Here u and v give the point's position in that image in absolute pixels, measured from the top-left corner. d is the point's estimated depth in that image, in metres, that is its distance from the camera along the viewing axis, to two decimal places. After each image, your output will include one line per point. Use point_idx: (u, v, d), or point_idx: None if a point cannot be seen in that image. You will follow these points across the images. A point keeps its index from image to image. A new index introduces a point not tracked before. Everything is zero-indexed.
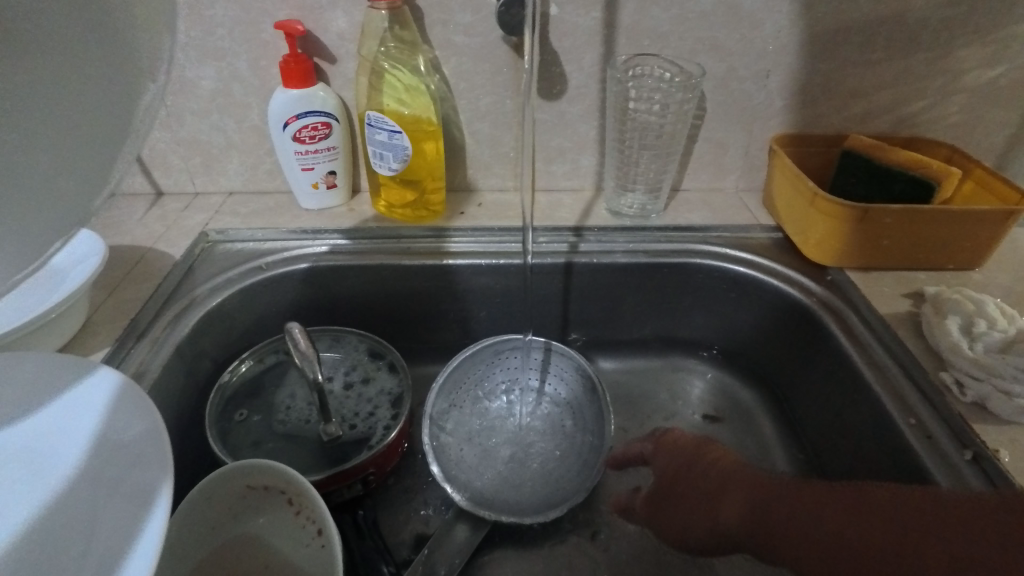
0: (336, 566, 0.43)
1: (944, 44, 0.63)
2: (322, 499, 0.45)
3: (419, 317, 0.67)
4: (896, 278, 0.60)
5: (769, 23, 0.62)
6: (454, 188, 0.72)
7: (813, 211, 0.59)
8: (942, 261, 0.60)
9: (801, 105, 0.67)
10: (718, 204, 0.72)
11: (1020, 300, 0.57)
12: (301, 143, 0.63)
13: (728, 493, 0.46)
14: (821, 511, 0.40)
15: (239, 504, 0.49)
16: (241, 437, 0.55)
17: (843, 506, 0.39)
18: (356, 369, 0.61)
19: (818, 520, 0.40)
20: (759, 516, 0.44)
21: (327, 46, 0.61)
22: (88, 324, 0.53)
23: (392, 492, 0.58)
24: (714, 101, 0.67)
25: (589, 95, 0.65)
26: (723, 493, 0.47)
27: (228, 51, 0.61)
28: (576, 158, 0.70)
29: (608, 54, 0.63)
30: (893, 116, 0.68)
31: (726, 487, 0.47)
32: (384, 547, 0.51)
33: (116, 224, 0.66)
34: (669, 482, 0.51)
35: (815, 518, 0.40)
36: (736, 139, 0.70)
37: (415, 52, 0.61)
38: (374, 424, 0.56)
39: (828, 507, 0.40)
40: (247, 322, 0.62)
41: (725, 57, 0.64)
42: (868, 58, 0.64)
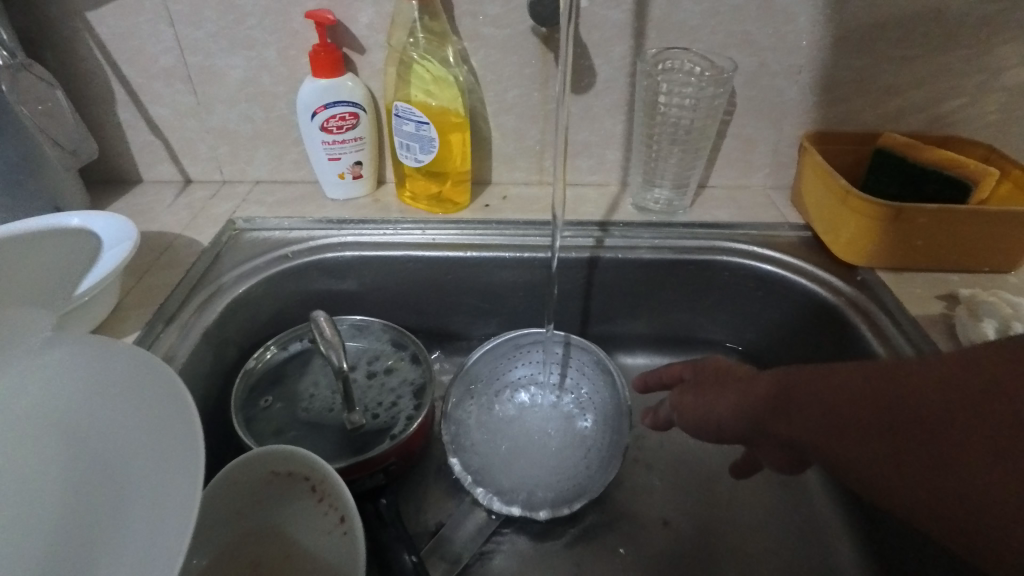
0: (359, 553, 0.43)
1: (984, 41, 0.61)
2: (345, 486, 0.46)
3: (442, 308, 0.67)
4: (929, 279, 0.58)
5: (803, 18, 0.61)
6: (479, 181, 0.72)
7: (845, 209, 0.58)
8: (976, 263, 0.58)
9: (833, 102, 0.66)
10: (745, 201, 0.71)
11: None
12: (328, 133, 0.63)
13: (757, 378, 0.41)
14: (859, 382, 0.34)
15: (262, 490, 0.49)
16: (265, 423, 0.56)
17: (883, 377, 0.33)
18: (379, 359, 0.61)
19: (854, 387, 0.34)
20: (782, 396, 0.38)
21: (356, 36, 0.61)
22: (118, 308, 0.54)
23: (413, 483, 0.58)
24: (744, 96, 0.66)
25: (617, 88, 0.65)
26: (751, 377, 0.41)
27: (258, 40, 0.62)
28: (602, 152, 0.70)
29: (638, 47, 0.62)
30: (928, 114, 0.67)
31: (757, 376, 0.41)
32: (404, 537, 0.50)
33: (144, 210, 0.67)
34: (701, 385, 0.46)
35: (848, 387, 0.34)
36: (766, 136, 0.69)
37: (444, 43, 0.61)
38: (397, 414, 0.56)
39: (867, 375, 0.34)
40: (272, 310, 0.62)
41: (757, 52, 0.63)
42: (904, 54, 0.63)
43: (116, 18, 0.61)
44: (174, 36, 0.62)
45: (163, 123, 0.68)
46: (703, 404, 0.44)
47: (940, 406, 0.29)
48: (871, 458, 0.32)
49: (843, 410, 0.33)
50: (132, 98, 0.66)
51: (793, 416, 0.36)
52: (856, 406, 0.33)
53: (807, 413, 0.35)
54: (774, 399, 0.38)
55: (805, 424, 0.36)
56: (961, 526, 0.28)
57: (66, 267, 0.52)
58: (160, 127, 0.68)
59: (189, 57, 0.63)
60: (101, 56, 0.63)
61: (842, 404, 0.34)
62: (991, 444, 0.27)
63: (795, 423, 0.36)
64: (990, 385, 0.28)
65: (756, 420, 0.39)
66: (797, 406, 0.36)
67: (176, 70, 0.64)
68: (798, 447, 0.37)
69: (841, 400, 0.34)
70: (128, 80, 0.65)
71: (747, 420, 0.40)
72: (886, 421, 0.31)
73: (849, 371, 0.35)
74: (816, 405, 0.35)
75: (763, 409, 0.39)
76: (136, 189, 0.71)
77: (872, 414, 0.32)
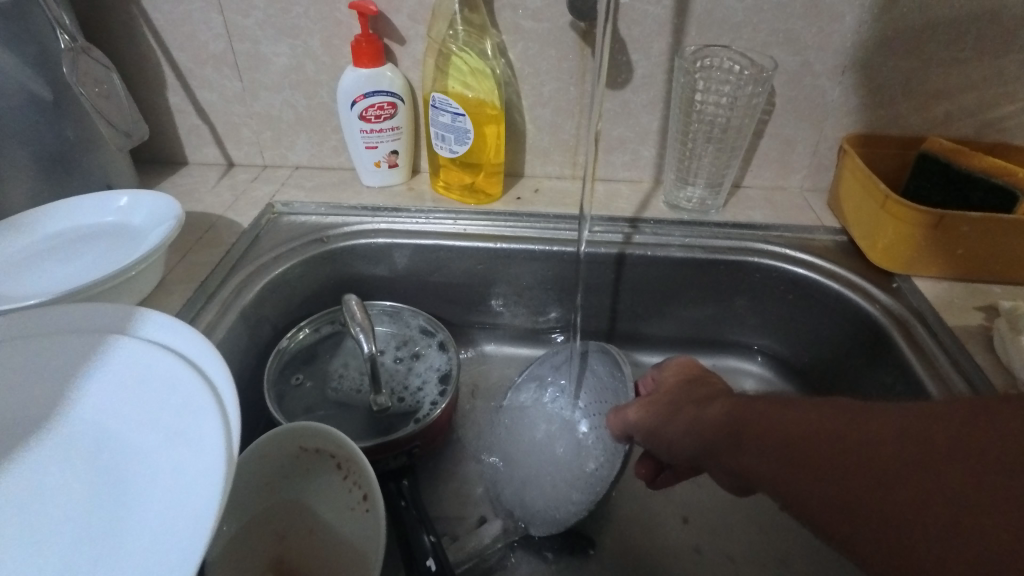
0: (377, 530, 0.44)
1: None
2: (370, 466, 0.47)
3: (470, 298, 0.68)
4: (969, 290, 0.57)
5: (850, 17, 0.59)
6: (512, 174, 0.72)
7: (884, 215, 0.57)
8: (1021, 274, 0.56)
9: (879, 104, 0.64)
10: (781, 203, 0.70)
11: None
12: (367, 122, 0.64)
13: (716, 404, 0.43)
14: (814, 424, 0.36)
15: (290, 464, 0.51)
16: (296, 401, 0.58)
17: (845, 420, 0.35)
18: (407, 345, 0.62)
19: (808, 429, 0.36)
20: (739, 427, 0.40)
21: (397, 27, 0.62)
22: (162, 284, 0.56)
23: (435, 467, 0.59)
24: (784, 96, 0.65)
25: (654, 85, 0.64)
26: (710, 405, 0.44)
27: (303, 29, 0.63)
28: (636, 149, 0.70)
29: (677, 44, 0.62)
30: (979, 120, 0.64)
31: (716, 402, 0.44)
32: (423, 518, 0.51)
33: (189, 191, 0.70)
34: (675, 399, 0.48)
35: (804, 427, 0.36)
36: (805, 137, 0.68)
37: (483, 36, 0.61)
38: (421, 399, 0.57)
39: (828, 419, 0.35)
40: (307, 292, 0.64)
41: (800, 51, 0.62)
42: (955, 56, 0.61)
43: (170, 4, 0.63)
44: (224, 24, 0.64)
45: (210, 108, 0.70)
46: (669, 420, 0.47)
47: (885, 456, 0.32)
48: (829, 503, 0.33)
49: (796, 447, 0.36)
50: (181, 83, 0.68)
51: (746, 448, 0.38)
52: (808, 446, 0.35)
53: (763, 447, 0.37)
54: (730, 426, 0.40)
55: (755, 457, 0.38)
56: (890, 570, 0.30)
57: (114, 244, 0.54)
58: (207, 111, 0.70)
59: (237, 44, 0.65)
60: (155, 41, 0.66)
61: (794, 443, 0.36)
62: (951, 504, 0.29)
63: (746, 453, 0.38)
64: (940, 445, 0.30)
65: (713, 445, 0.41)
66: (751, 437, 0.38)
67: (224, 57, 0.66)
68: (749, 480, 0.38)
69: (801, 436, 0.36)
70: (179, 66, 0.67)
71: (702, 442, 0.42)
72: (841, 466, 0.33)
73: (805, 415, 0.37)
74: (771, 439, 0.37)
75: (721, 438, 0.41)
76: (182, 171, 0.74)
77: (829, 457, 0.34)
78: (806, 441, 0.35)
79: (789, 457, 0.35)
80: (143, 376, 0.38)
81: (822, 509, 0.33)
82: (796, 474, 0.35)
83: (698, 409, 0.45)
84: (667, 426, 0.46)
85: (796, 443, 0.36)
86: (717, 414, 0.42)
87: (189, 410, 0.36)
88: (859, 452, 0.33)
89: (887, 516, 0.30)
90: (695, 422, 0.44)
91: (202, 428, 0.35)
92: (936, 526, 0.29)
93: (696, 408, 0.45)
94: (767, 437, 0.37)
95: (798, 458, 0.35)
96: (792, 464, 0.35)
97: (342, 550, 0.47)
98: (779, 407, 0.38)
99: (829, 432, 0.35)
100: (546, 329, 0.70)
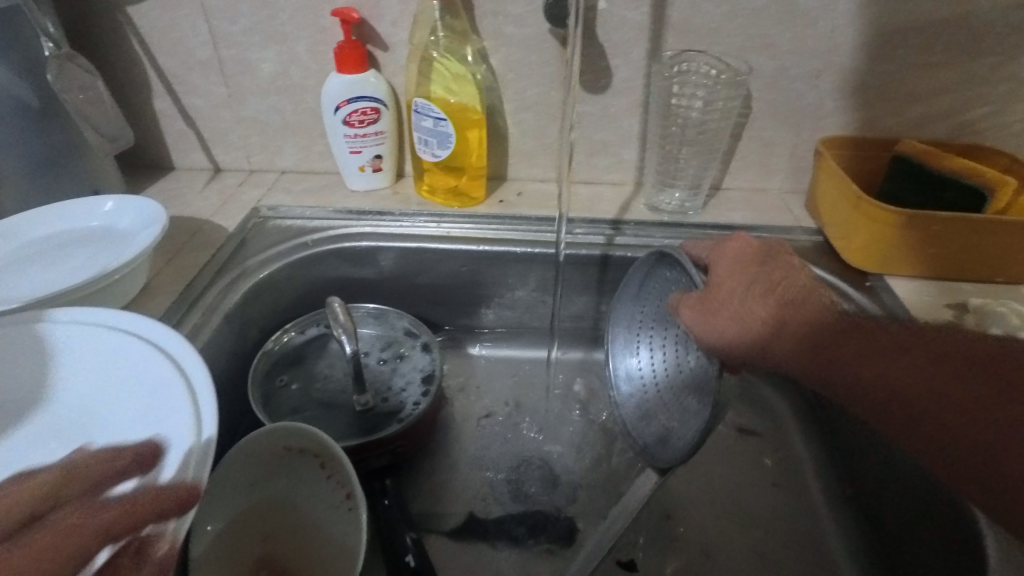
0: (360, 528, 0.46)
1: (1011, 49, 0.61)
2: (350, 465, 0.48)
3: (455, 299, 0.69)
4: (941, 288, 0.58)
5: (823, 22, 0.61)
6: (496, 177, 0.73)
7: (857, 215, 0.58)
8: (990, 273, 0.58)
9: (854, 107, 0.66)
10: (760, 205, 0.71)
11: None
12: (351, 126, 0.65)
13: (788, 323, 0.44)
14: (916, 358, 0.38)
15: (274, 464, 0.52)
16: (282, 402, 0.58)
17: (948, 355, 0.38)
18: (392, 346, 0.63)
19: (914, 362, 0.38)
20: (829, 355, 0.41)
21: (380, 33, 0.63)
22: (148, 287, 0.57)
23: (419, 467, 0.60)
24: (761, 100, 0.66)
25: (634, 89, 0.65)
26: (784, 322, 0.44)
27: (288, 36, 0.64)
28: (618, 152, 0.71)
29: (656, 49, 0.63)
30: (952, 122, 0.66)
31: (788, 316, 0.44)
32: (405, 517, 0.53)
33: (177, 195, 0.71)
34: (749, 298, 0.46)
35: (905, 359, 0.38)
36: (783, 140, 0.69)
37: (465, 42, 0.62)
38: (405, 399, 0.58)
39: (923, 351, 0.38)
40: (293, 294, 0.65)
41: (775, 55, 0.63)
42: (927, 60, 0.62)
43: (157, 12, 0.64)
44: (210, 31, 0.65)
45: (197, 113, 0.71)
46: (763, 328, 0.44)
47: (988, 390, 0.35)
48: (929, 428, 0.36)
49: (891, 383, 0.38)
50: (168, 89, 0.69)
51: (838, 369, 0.40)
52: (913, 387, 0.37)
53: (864, 374, 0.39)
54: (819, 350, 0.42)
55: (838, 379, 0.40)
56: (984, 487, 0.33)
57: (99, 247, 0.54)
58: (194, 117, 0.71)
59: (223, 51, 0.66)
60: (142, 48, 0.66)
61: (885, 377, 0.38)
62: None
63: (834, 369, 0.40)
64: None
65: (805, 364, 0.42)
66: (834, 353, 0.41)
67: (211, 63, 0.67)
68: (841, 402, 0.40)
69: (903, 366, 0.38)
70: (165, 72, 0.68)
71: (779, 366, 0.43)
72: (948, 394, 0.36)
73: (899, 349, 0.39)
74: (866, 370, 0.39)
75: (809, 364, 0.42)
76: (170, 176, 0.75)
77: (936, 389, 0.36)
78: (906, 370, 0.38)
79: (889, 383, 0.38)
80: (128, 368, 0.40)
81: (921, 435, 0.36)
82: (894, 400, 0.37)
83: (772, 322, 0.44)
84: (755, 334, 0.44)
85: (898, 373, 0.38)
86: (797, 337, 0.43)
87: (163, 403, 0.37)
88: (963, 386, 0.36)
89: (985, 457, 0.34)
90: (773, 340, 0.44)
91: (171, 423, 0.36)
92: None
93: (769, 320, 0.45)
94: (870, 364, 0.39)
95: (900, 386, 0.38)
96: (892, 390, 0.38)
97: (325, 547, 0.48)
98: (873, 338, 0.40)
99: (930, 366, 0.38)
100: (531, 330, 0.71)
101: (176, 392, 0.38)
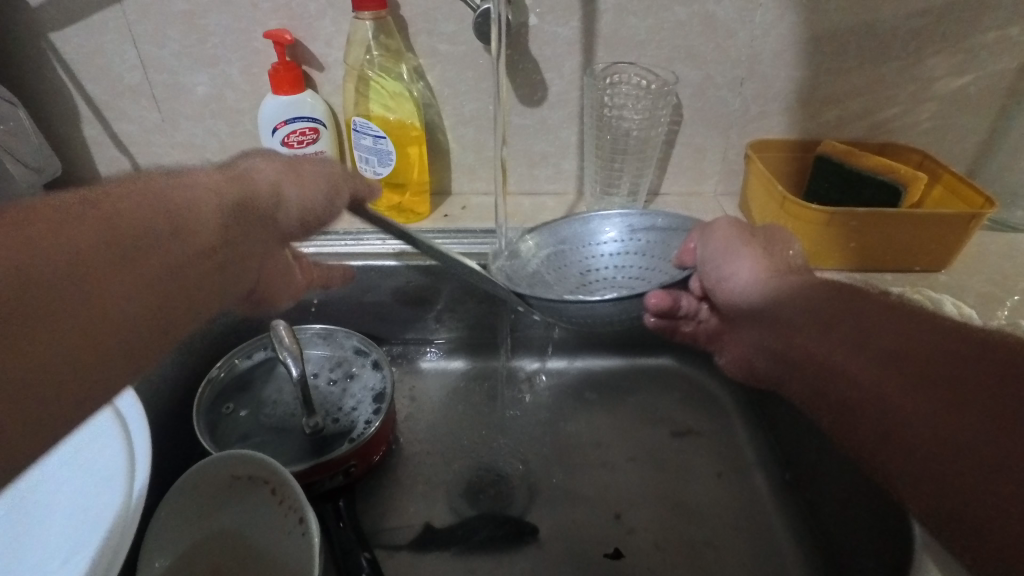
0: (312, 553, 0.45)
1: (914, 53, 0.65)
2: (300, 489, 0.47)
3: (405, 314, 0.69)
4: (865, 278, 0.62)
5: (743, 32, 0.64)
6: (440, 192, 0.74)
7: (785, 214, 0.61)
8: (908, 262, 0.62)
9: (777, 111, 0.69)
10: (697, 208, 0.74)
11: (981, 302, 0.60)
12: (290, 147, 0.65)
13: (817, 298, 0.44)
14: (920, 347, 0.35)
15: (222, 494, 0.51)
16: (228, 430, 0.57)
17: (957, 348, 0.34)
18: (341, 366, 0.63)
19: (911, 349, 0.36)
20: (839, 323, 0.41)
21: (315, 54, 0.63)
22: None
23: (374, 486, 0.59)
24: (691, 107, 0.69)
25: (569, 101, 0.67)
26: (811, 298, 0.45)
27: (220, 58, 0.64)
28: (558, 162, 0.72)
29: (587, 62, 0.65)
30: (867, 122, 0.70)
31: (812, 296, 0.45)
32: (360, 538, 0.52)
33: None
34: (775, 256, 0.53)
35: (909, 344, 0.36)
36: (713, 144, 0.72)
37: (399, 60, 0.63)
38: (356, 419, 0.58)
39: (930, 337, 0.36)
40: (236, 319, 0.64)
41: (700, 65, 0.66)
42: (840, 65, 0.66)
43: (81, 39, 0.63)
44: (138, 55, 0.64)
45: (128, 138, 0.69)
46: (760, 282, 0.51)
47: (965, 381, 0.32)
48: (882, 396, 0.35)
49: (871, 343, 0.38)
50: (97, 116, 0.67)
51: (816, 338, 0.42)
52: (901, 358, 0.36)
53: (855, 350, 0.39)
54: (829, 317, 0.42)
55: (814, 345, 0.42)
56: (901, 466, 0.33)
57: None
58: (126, 143, 0.70)
59: (152, 75, 0.65)
60: (66, 75, 0.65)
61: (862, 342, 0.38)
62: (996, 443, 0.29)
63: (815, 335, 0.42)
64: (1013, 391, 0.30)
65: (792, 330, 0.45)
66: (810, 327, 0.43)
67: (141, 88, 0.66)
68: (818, 369, 0.41)
69: (892, 342, 0.37)
70: (93, 98, 0.66)
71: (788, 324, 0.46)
72: (915, 379, 0.34)
73: (922, 334, 0.36)
74: (846, 329, 0.40)
75: (816, 322, 0.42)
76: None
77: (914, 370, 0.35)
78: (893, 349, 0.36)
79: (874, 356, 0.37)
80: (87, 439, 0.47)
81: (878, 398, 0.36)
82: (874, 366, 0.37)
83: (790, 278, 0.49)
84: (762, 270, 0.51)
85: (891, 347, 0.37)
86: (809, 300, 0.45)
87: (103, 488, 0.44)
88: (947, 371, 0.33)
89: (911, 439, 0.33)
90: (789, 294, 0.47)
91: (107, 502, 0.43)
92: (962, 464, 0.30)
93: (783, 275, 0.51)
94: (870, 340, 0.38)
95: (881, 358, 0.37)
96: (874, 360, 0.37)
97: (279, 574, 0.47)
98: (897, 321, 0.38)
99: (926, 350, 0.35)
100: (482, 340, 0.72)
101: (116, 476, 0.45)
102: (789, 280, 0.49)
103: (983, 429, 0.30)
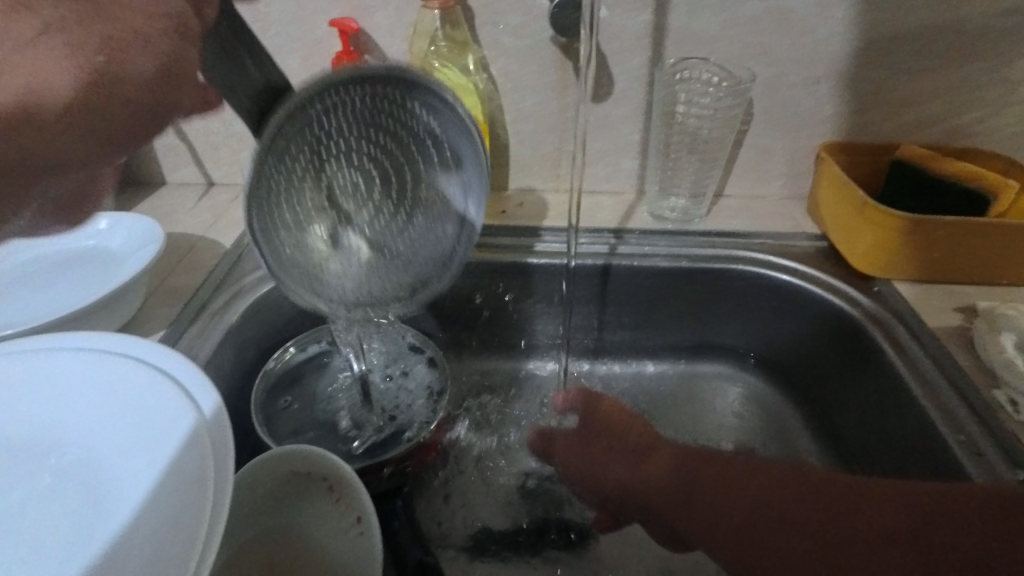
0: (372, 551, 0.44)
1: (1004, 53, 0.61)
2: (363, 489, 0.47)
3: (458, 312, 0.68)
4: (945, 291, 0.58)
5: (821, 29, 0.61)
6: (496, 187, 0.72)
7: (861, 220, 0.58)
8: (993, 275, 0.58)
9: (852, 112, 0.66)
10: (762, 211, 0.71)
11: None
12: None
13: (652, 456, 0.50)
14: (754, 491, 0.41)
15: (280, 489, 0.50)
16: (283, 424, 0.57)
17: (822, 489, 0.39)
18: (395, 362, 0.62)
19: (750, 508, 0.40)
20: (683, 487, 0.45)
21: (378, 44, 0.62)
22: (143, 307, 0.55)
23: (427, 488, 0.58)
24: (761, 106, 0.66)
25: (634, 97, 0.65)
26: (653, 459, 0.49)
27: (282, 48, 0.63)
28: (618, 160, 0.70)
29: (656, 57, 0.63)
30: (948, 125, 0.66)
31: (655, 455, 0.50)
32: (417, 540, 0.51)
33: (169, 212, 0.68)
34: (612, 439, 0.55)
35: (751, 499, 0.40)
36: (782, 146, 0.69)
37: (464, 51, 0.61)
38: (412, 417, 0.57)
39: (769, 481, 0.41)
40: (291, 312, 0.63)
41: (774, 62, 0.63)
42: (923, 65, 0.63)
43: None
44: None
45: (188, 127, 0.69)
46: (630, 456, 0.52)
47: (850, 525, 0.36)
48: (760, 561, 0.38)
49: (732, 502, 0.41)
50: None
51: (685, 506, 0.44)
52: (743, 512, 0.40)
53: (709, 510, 0.42)
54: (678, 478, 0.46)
55: (693, 508, 0.44)
56: None
57: (89, 270, 0.52)
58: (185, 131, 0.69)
59: None
60: None
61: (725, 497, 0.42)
62: None
63: (689, 517, 0.43)
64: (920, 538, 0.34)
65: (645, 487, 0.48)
66: (689, 480, 0.46)
67: None
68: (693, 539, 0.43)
69: (746, 491, 0.41)
70: None
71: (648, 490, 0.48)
72: (784, 534, 0.38)
73: (755, 481, 0.42)
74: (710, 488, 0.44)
75: (673, 484, 0.46)
76: (161, 192, 0.72)
77: (787, 527, 0.38)
78: (745, 509, 0.41)
79: (727, 521, 0.41)
80: (132, 395, 0.38)
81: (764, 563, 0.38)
82: (736, 530, 0.40)
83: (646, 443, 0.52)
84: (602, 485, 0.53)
85: (741, 505, 0.41)
86: (661, 468, 0.48)
87: (172, 426, 0.35)
88: (826, 521, 0.37)
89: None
90: (649, 463, 0.49)
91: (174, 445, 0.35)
92: None
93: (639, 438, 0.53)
94: (725, 502, 0.42)
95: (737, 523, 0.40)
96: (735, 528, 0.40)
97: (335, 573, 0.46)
98: (736, 471, 0.43)
99: (779, 506, 0.39)
100: (534, 343, 0.70)
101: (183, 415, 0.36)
102: (652, 455, 0.50)
103: (860, 566, 0.34)
